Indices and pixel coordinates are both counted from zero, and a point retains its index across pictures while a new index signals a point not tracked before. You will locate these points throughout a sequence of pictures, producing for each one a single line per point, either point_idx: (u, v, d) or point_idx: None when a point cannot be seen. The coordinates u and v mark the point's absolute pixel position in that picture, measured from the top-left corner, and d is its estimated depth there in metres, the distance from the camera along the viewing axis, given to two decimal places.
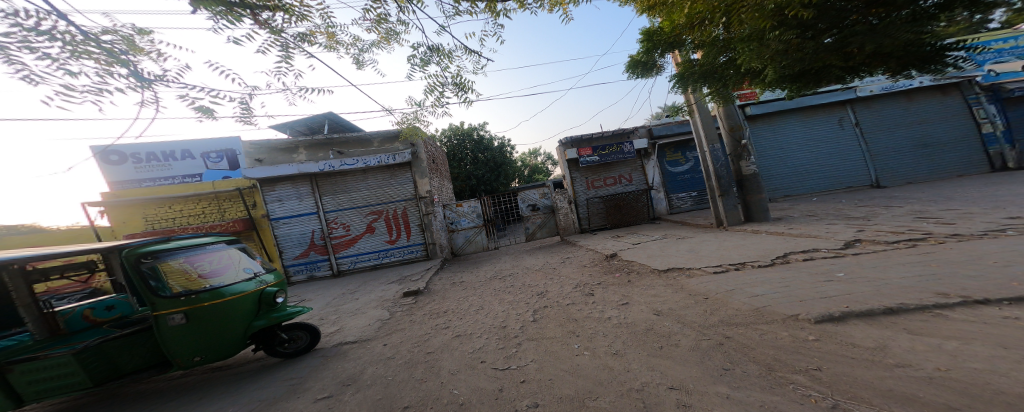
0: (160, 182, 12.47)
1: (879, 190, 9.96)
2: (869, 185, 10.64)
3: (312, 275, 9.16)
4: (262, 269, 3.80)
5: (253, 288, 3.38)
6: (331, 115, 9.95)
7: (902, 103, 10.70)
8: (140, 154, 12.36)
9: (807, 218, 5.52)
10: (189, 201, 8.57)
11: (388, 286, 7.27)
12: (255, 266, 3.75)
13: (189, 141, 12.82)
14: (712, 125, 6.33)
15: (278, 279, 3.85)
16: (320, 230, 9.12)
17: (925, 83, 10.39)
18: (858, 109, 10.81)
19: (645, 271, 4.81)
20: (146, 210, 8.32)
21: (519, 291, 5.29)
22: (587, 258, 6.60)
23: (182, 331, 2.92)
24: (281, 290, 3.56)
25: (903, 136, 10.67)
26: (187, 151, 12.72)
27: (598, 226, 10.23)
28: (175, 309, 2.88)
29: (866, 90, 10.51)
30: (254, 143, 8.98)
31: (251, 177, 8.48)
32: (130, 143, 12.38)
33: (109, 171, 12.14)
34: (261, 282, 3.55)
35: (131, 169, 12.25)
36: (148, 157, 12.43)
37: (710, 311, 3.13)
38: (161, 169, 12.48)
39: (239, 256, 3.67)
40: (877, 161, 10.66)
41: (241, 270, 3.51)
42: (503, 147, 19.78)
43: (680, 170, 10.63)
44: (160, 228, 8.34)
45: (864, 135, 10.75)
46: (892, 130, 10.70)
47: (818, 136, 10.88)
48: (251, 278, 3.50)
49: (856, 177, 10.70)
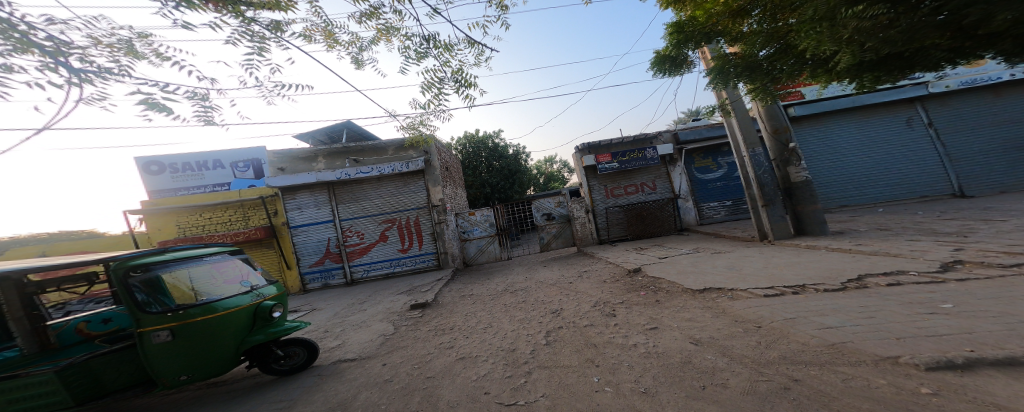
0: (194, 191, 13.28)
1: (959, 200, 8.62)
2: (951, 195, 9.24)
3: (327, 283, 9.15)
4: (261, 282, 3.61)
5: (249, 302, 3.19)
6: (349, 124, 10.13)
7: (983, 100, 9.36)
8: (177, 164, 13.23)
9: (877, 233, 4.70)
10: (217, 209, 8.82)
11: (397, 297, 7.01)
12: (255, 279, 3.57)
13: (219, 151, 13.60)
14: (751, 126, 5.69)
15: (279, 292, 3.66)
16: (335, 238, 9.14)
17: (1019, 76, 9.08)
18: (929, 107, 9.57)
19: (676, 290, 4.20)
20: (179, 217, 8.66)
21: (532, 308, 4.82)
22: (607, 272, 6.02)
23: (168, 349, 2.73)
24: (278, 304, 3.35)
25: (979, 139, 9.30)
26: (217, 161, 13.51)
27: (619, 237, 9.58)
28: (162, 325, 2.69)
29: (943, 85, 9.28)
30: (275, 153, 9.20)
31: (273, 186, 8.67)
32: (169, 154, 13.30)
33: (148, 180, 13.01)
34: (258, 296, 3.36)
35: (168, 179, 13.11)
36: (184, 167, 13.28)
37: (765, 344, 2.53)
38: (194, 179, 13.29)
39: (237, 267, 3.51)
40: (948, 167, 9.32)
41: (238, 284, 3.32)
42: (518, 154, 19.53)
43: (711, 177, 9.80)
44: (190, 235, 8.63)
45: (939, 137, 9.45)
46: (966, 132, 9.36)
47: (875, 139, 9.70)
48: (248, 291, 3.31)
49: (932, 186, 9.37)
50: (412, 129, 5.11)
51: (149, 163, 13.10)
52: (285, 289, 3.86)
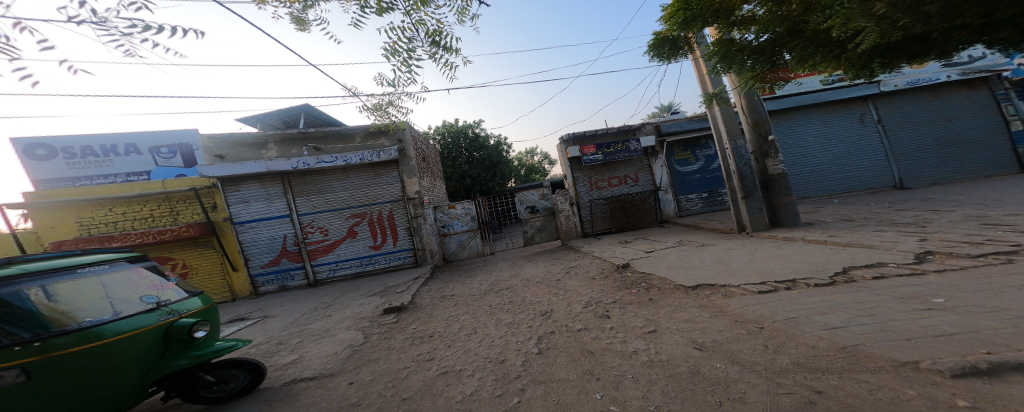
0: (100, 181, 11.26)
1: (900, 192, 9.55)
2: (893, 186, 10.26)
3: (285, 286, 8.19)
4: (176, 295, 3.02)
5: (153, 322, 2.58)
6: (308, 107, 8.95)
7: (924, 99, 10.35)
8: (75, 148, 11.17)
9: (847, 224, 4.92)
10: (133, 202, 7.41)
11: (368, 299, 6.37)
12: (166, 292, 2.96)
13: (133, 135, 11.70)
14: (734, 118, 5.75)
15: (204, 307, 3.09)
16: (294, 235, 8.15)
17: (953, 77, 10.13)
18: (879, 105, 10.43)
19: (669, 287, 4.07)
20: (82, 213, 7.18)
21: (520, 311, 4.52)
22: (596, 267, 5.86)
23: (17, 397, 1.97)
24: (200, 322, 2.78)
25: (917, 136, 10.34)
26: (131, 145, 11.59)
27: (601, 230, 9.55)
28: (9, 362, 1.95)
29: (892, 84, 10.19)
30: (215, 137, 7.88)
31: (207, 175, 7.42)
32: (63, 136, 11.21)
33: (34, 167, 10.78)
34: (170, 313, 2.76)
35: (63, 166, 10.99)
36: (85, 152, 11.24)
37: (772, 347, 2.40)
38: (101, 166, 11.30)
39: (133, 281, 2.83)
40: (890, 162, 10.31)
41: (138, 300, 2.70)
42: (499, 145, 18.94)
43: (690, 169, 10.02)
44: (97, 234, 7.18)
45: (885, 133, 10.37)
46: (906, 129, 10.36)
47: (834, 134, 10.44)
48: (154, 308, 2.71)
49: (877, 178, 10.32)
50: (380, 114, 4.53)
51: (36, 145, 10.89)
52: (214, 303, 3.29)
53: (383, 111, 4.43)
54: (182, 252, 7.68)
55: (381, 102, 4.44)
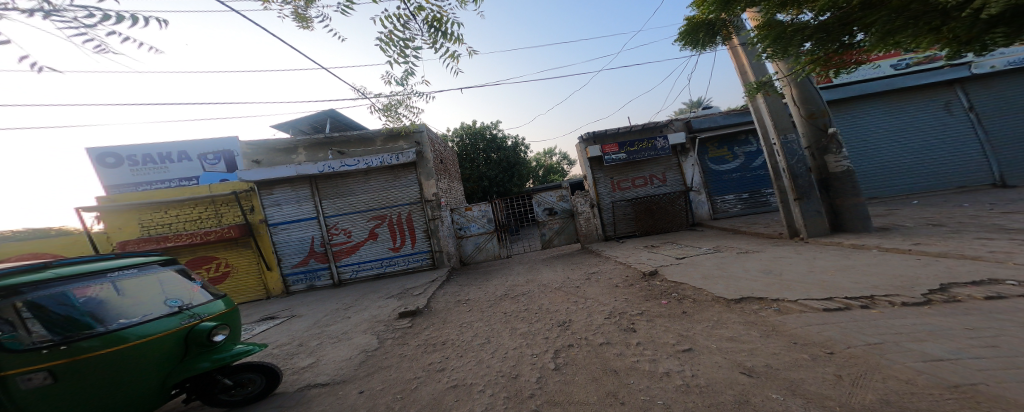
0: (156, 185, 12.50)
1: (1000, 192, 8.08)
2: (991, 184, 8.73)
3: (312, 285, 8.48)
4: (200, 299, 3.07)
5: (176, 325, 2.60)
6: (333, 112, 9.29)
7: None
8: (137, 156, 12.48)
9: (932, 230, 4.12)
10: (184, 205, 8.04)
11: (386, 301, 6.37)
12: (187, 296, 2.98)
13: (184, 143, 12.84)
14: (782, 110, 5.15)
15: (225, 309, 3.12)
16: (319, 236, 8.44)
17: None
18: (970, 90, 8.96)
19: (706, 298, 3.58)
20: (143, 215, 7.88)
21: (536, 320, 4.23)
22: (619, 274, 5.42)
23: (43, 400, 1.97)
24: (218, 326, 2.78)
25: (1020, 125, 8.76)
26: (182, 152, 12.75)
27: (625, 233, 8.99)
28: (39, 364, 1.96)
29: (986, 66, 8.72)
30: (250, 144, 8.36)
31: (246, 180, 7.93)
32: (127, 146, 12.55)
33: (105, 174, 12.22)
34: (192, 317, 2.78)
35: (127, 172, 12.33)
36: (144, 159, 12.52)
37: (849, 380, 1.91)
38: (157, 172, 12.54)
39: (157, 285, 2.85)
40: (987, 156, 8.79)
41: (162, 304, 2.72)
42: (517, 146, 18.75)
43: (726, 168, 9.16)
44: (154, 234, 7.85)
45: (981, 122, 8.88)
46: (1004, 118, 8.82)
47: (904, 125, 9.11)
48: (176, 312, 2.73)
49: (970, 175, 8.84)
50: (390, 115, 4.48)
51: (106, 154, 12.31)
52: (236, 305, 3.33)
53: (393, 111, 4.39)
54: (225, 252, 8.20)
55: (391, 102, 4.40)
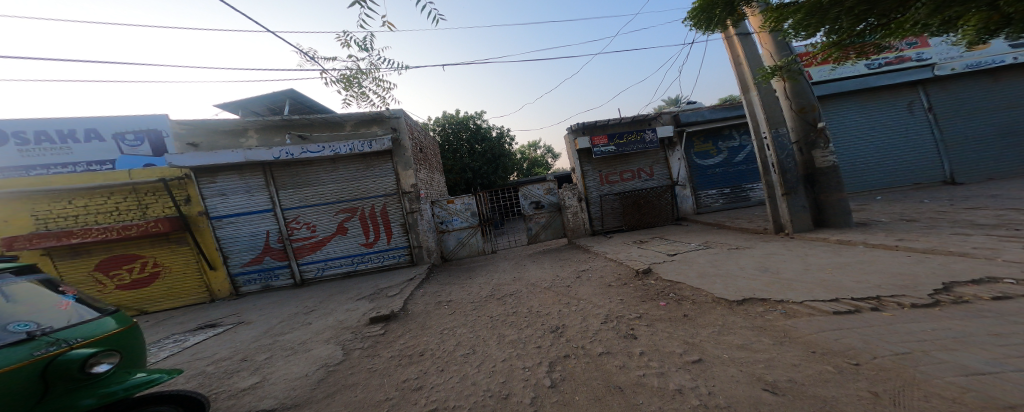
0: (57, 169, 10.58)
1: (950, 189, 8.84)
2: (943, 182, 9.57)
3: (269, 286, 7.56)
4: (75, 318, 2.30)
5: (29, 356, 1.85)
6: (293, 92, 8.21)
7: (979, 86, 9.61)
8: (28, 134, 10.47)
9: (913, 226, 4.23)
10: (96, 194, 6.72)
11: (355, 304, 5.73)
12: (54, 316, 2.19)
13: (96, 119, 11.07)
14: (775, 103, 5.30)
15: (116, 331, 2.41)
16: (278, 231, 7.48)
17: (1018, 60, 9.35)
18: (930, 91, 9.69)
19: (706, 300, 3.38)
20: (38, 205, 6.48)
21: (527, 326, 3.88)
22: (611, 272, 5.20)
23: None
24: (101, 353, 2.07)
25: (970, 126, 9.62)
26: (93, 130, 10.97)
27: (612, 227, 8.88)
28: None
29: (946, 68, 9.47)
30: (184, 122, 7.11)
31: (178, 165, 6.72)
32: (15, 121, 10.49)
33: None
34: (56, 344, 2.02)
35: (16, 153, 10.31)
36: (40, 138, 10.56)
37: (888, 398, 1.68)
38: (59, 153, 10.64)
39: (5, 299, 2.05)
40: (941, 154, 9.61)
41: (7, 326, 1.93)
42: (502, 137, 18.18)
43: (711, 163, 9.27)
44: (56, 229, 6.50)
45: (937, 122, 9.65)
46: (957, 119, 9.64)
47: (872, 124, 9.71)
48: (31, 337, 1.96)
49: (925, 173, 9.63)
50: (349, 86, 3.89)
51: None
52: (132, 325, 2.62)
53: (353, 83, 3.84)
54: (153, 249, 7.03)
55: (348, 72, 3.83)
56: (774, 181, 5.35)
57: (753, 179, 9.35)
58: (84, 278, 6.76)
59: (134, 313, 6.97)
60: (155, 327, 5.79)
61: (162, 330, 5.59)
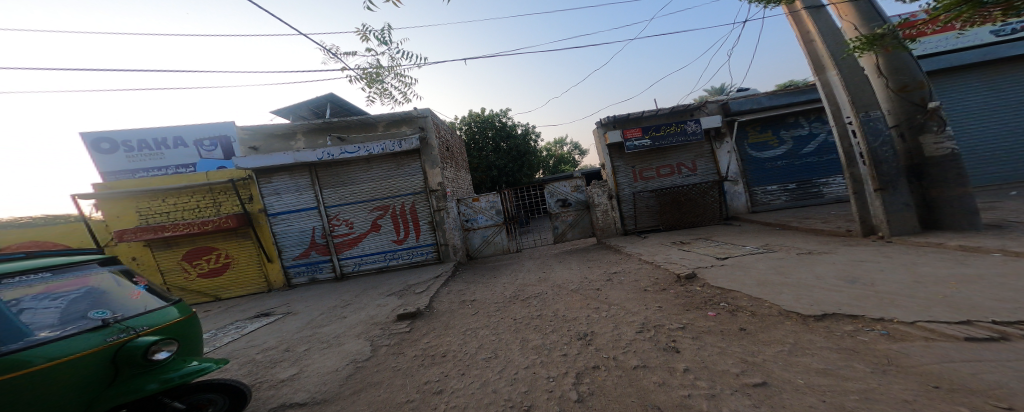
0: (153, 172, 12.52)
1: None
2: None
3: (314, 278, 8.13)
4: (144, 306, 2.37)
5: (96, 344, 1.88)
6: (332, 96, 8.76)
7: None
8: (132, 142, 12.47)
9: None
10: (182, 193, 7.72)
11: (385, 299, 5.89)
12: (125, 305, 2.27)
13: (181, 128, 12.83)
14: (862, 81, 4.66)
15: (180, 318, 2.48)
16: (321, 228, 8.01)
17: None
18: None
19: (771, 313, 2.82)
20: (141, 203, 7.61)
21: (553, 331, 3.59)
22: (646, 275, 4.69)
23: None
24: (162, 341, 2.08)
25: None
26: (178, 138, 12.75)
27: (647, 227, 8.18)
28: None
29: None
30: (247, 128, 7.89)
31: (242, 167, 7.48)
32: (123, 131, 12.54)
33: (101, 160, 12.24)
34: (125, 331, 2.07)
35: (124, 159, 12.36)
36: (140, 145, 12.52)
37: None
38: (153, 159, 12.56)
39: (83, 290, 2.16)
40: None
41: (80, 315, 2.00)
42: (527, 134, 17.92)
43: (770, 155, 8.13)
44: (154, 223, 7.60)
45: None
46: None
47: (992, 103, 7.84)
48: (102, 325, 2.01)
49: None
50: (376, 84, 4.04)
51: (101, 140, 12.35)
52: (195, 313, 2.68)
53: (378, 81, 3.93)
54: (225, 243, 7.91)
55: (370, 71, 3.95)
56: (861, 174, 4.71)
57: (824, 173, 8.03)
58: (175, 266, 7.84)
59: (211, 299, 7.94)
60: (220, 313, 6.47)
61: (225, 316, 6.23)
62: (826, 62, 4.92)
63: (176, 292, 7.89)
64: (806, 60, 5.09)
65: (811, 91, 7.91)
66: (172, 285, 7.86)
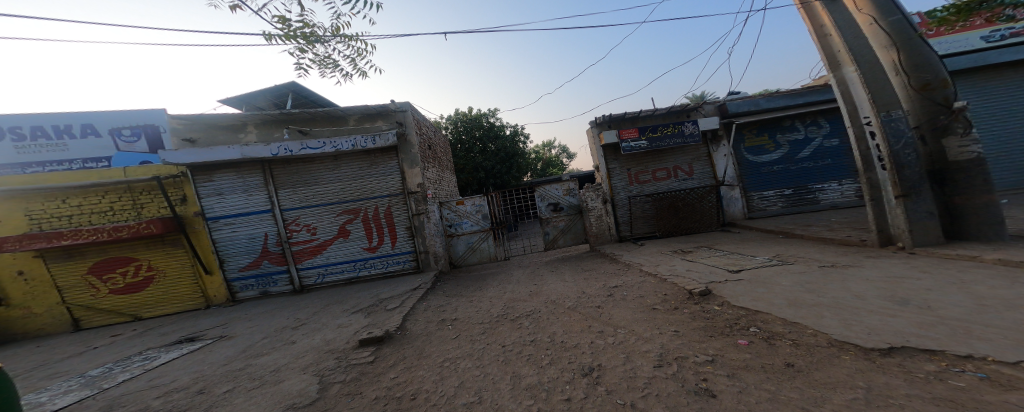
0: (51, 166, 10.74)
1: None
2: None
3: (266, 292, 7.02)
4: None
5: None
6: (295, 85, 7.74)
7: None
8: (23, 129, 10.66)
9: None
10: (90, 193, 6.36)
11: (349, 318, 4.99)
12: None
13: (89, 115, 11.20)
14: (881, 78, 4.64)
15: None
16: (276, 234, 6.92)
17: None
18: None
19: (818, 343, 2.27)
20: (30, 204, 6.18)
21: (550, 363, 2.91)
22: (654, 290, 4.15)
23: None
24: None
25: None
26: (86, 125, 11.12)
27: (643, 233, 7.78)
28: None
29: None
30: (182, 117, 6.70)
31: (171, 162, 6.24)
32: (7, 115, 10.64)
33: None
34: None
35: (10, 149, 10.52)
36: (33, 133, 10.72)
37: None
38: (53, 149, 10.84)
39: None
40: None
41: None
42: (516, 135, 17.38)
43: (766, 159, 8.03)
44: (48, 230, 6.18)
45: None
46: None
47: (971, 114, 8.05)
48: None
49: None
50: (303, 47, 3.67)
51: None
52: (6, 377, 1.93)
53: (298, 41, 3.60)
54: (147, 252, 6.63)
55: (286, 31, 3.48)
56: (879, 179, 4.63)
57: (818, 179, 7.98)
58: (79, 281, 6.47)
59: (129, 319, 6.66)
60: (135, 339, 5.45)
61: (139, 345, 5.08)
62: (841, 58, 4.92)
63: (79, 312, 6.55)
64: (823, 54, 5.05)
65: (807, 94, 8.01)
66: (75, 303, 6.52)
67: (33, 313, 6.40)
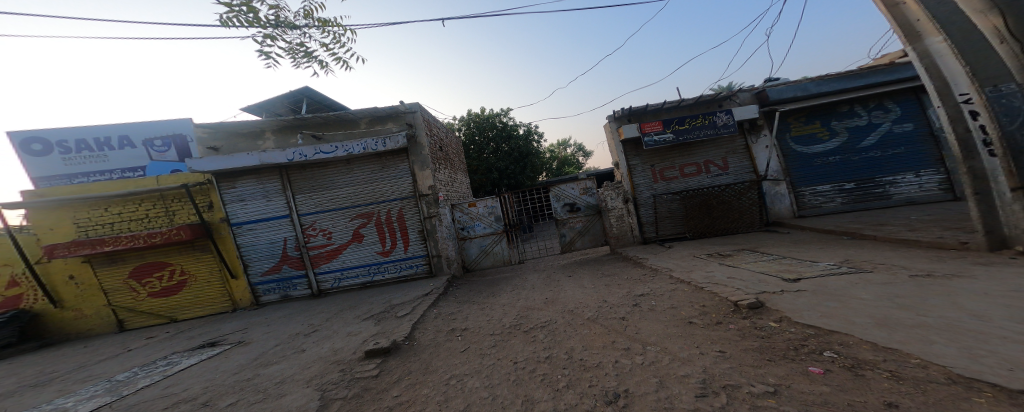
0: (94, 176, 11.85)
1: None
2: None
3: (286, 296, 7.13)
4: None
5: None
6: (307, 91, 7.86)
7: None
8: (69, 142, 11.80)
9: None
10: (126, 201, 6.76)
11: (360, 325, 4.83)
12: None
13: (124, 128, 12.21)
14: (978, 47, 3.90)
15: None
16: (294, 238, 7.00)
17: None
18: None
19: (931, 379, 1.69)
20: (76, 213, 6.65)
21: (567, 387, 2.49)
22: (689, 300, 3.60)
23: None
24: None
25: None
26: (122, 137, 12.14)
27: (671, 234, 7.09)
28: None
29: None
30: (205, 126, 6.97)
31: (197, 169, 6.51)
32: (56, 130, 11.81)
33: (32, 162, 11.54)
34: None
35: (59, 161, 11.68)
36: (78, 146, 11.86)
37: None
38: (95, 160, 11.92)
39: None
40: None
41: None
42: (529, 134, 17.01)
43: (818, 150, 7.13)
44: (92, 236, 6.63)
45: None
46: None
47: None
48: None
49: None
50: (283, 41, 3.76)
51: (32, 140, 11.63)
52: None
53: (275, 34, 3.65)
54: (179, 257, 6.94)
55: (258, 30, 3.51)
56: (986, 167, 3.81)
57: (887, 170, 6.90)
58: (121, 284, 6.89)
59: (166, 321, 6.99)
60: (164, 342, 5.63)
61: (165, 348, 5.22)
62: (921, 27, 4.17)
63: (123, 314, 6.96)
64: (896, 25, 4.28)
65: (868, 74, 7.01)
66: (119, 305, 6.94)
67: (84, 314, 6.89)
